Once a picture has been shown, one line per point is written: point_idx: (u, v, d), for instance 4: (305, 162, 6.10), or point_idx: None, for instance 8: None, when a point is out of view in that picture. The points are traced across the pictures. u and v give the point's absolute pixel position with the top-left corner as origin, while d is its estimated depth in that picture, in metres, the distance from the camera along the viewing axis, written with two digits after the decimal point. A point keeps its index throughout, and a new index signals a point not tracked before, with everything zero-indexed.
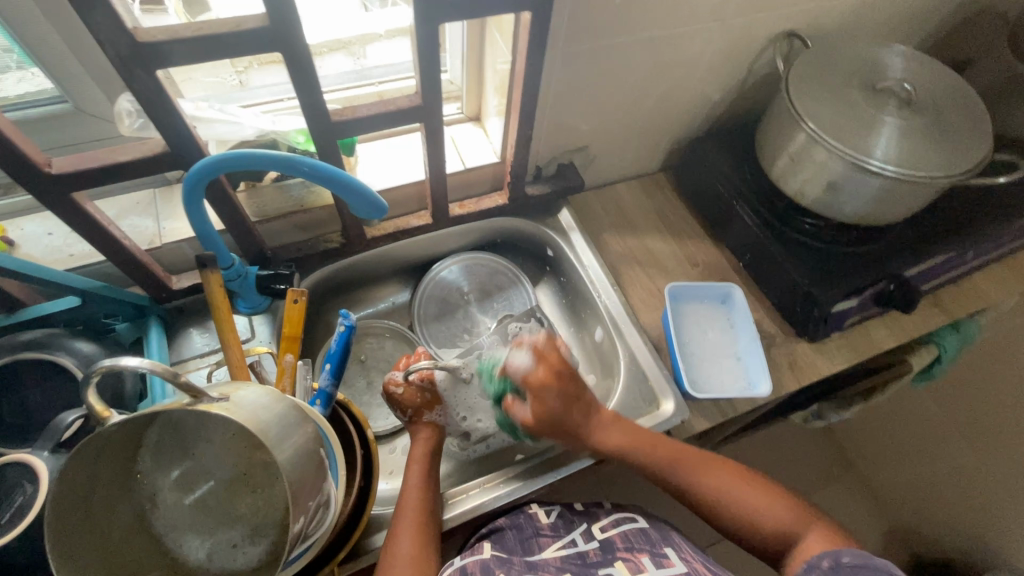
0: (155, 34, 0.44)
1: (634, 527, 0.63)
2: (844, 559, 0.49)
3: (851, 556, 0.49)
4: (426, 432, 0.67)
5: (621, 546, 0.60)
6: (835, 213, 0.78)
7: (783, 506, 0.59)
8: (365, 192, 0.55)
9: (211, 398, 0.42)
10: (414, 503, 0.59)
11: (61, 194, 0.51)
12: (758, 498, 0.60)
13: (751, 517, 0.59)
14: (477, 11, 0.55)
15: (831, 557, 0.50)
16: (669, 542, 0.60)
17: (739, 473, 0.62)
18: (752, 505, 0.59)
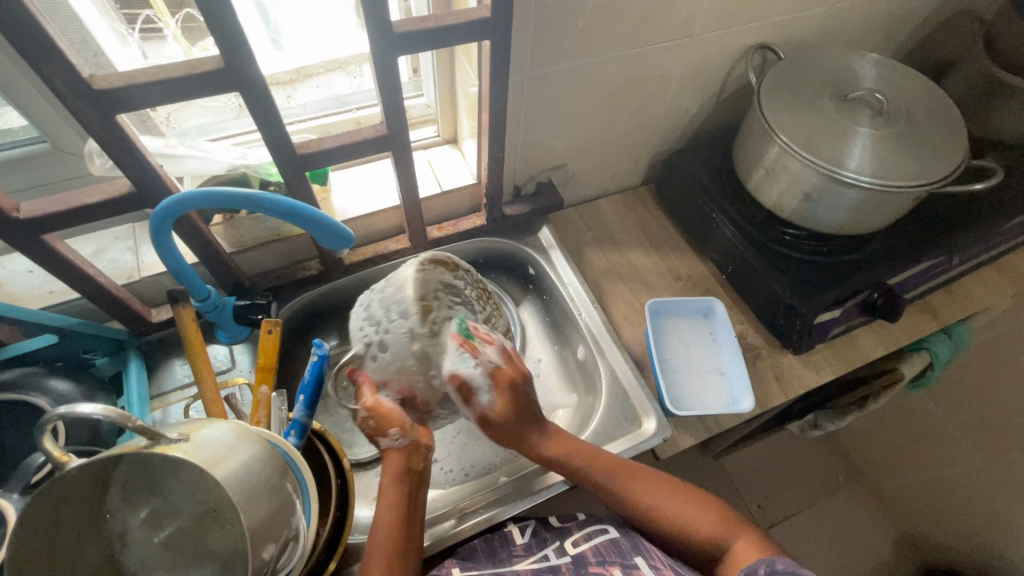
0: (112, 81, 0.45)
1: (606, 538, 0.64)
2: (777, 566, 0.51)
3: (784, 563, 0.52)
4: (393, 458, 0.58)
5: (594, 561, 0.61)
6: (813, 224, 0.78)
7: (709, 514, 0.61)
8: (330, 224, 0.56)
9: (169, 440, 0.43)
10: (384, 531, 0.56)
11: (30, 237, 0.52)
12: (694, 506, 0.61)
13: (676, 522, 0.61)
14: (437, 40, 0.56)
15: (768, 564, 0.52)
16: (639, 549, 0.61)
17: (666, 483, 0.64)
18: (680, 516, 0.61)
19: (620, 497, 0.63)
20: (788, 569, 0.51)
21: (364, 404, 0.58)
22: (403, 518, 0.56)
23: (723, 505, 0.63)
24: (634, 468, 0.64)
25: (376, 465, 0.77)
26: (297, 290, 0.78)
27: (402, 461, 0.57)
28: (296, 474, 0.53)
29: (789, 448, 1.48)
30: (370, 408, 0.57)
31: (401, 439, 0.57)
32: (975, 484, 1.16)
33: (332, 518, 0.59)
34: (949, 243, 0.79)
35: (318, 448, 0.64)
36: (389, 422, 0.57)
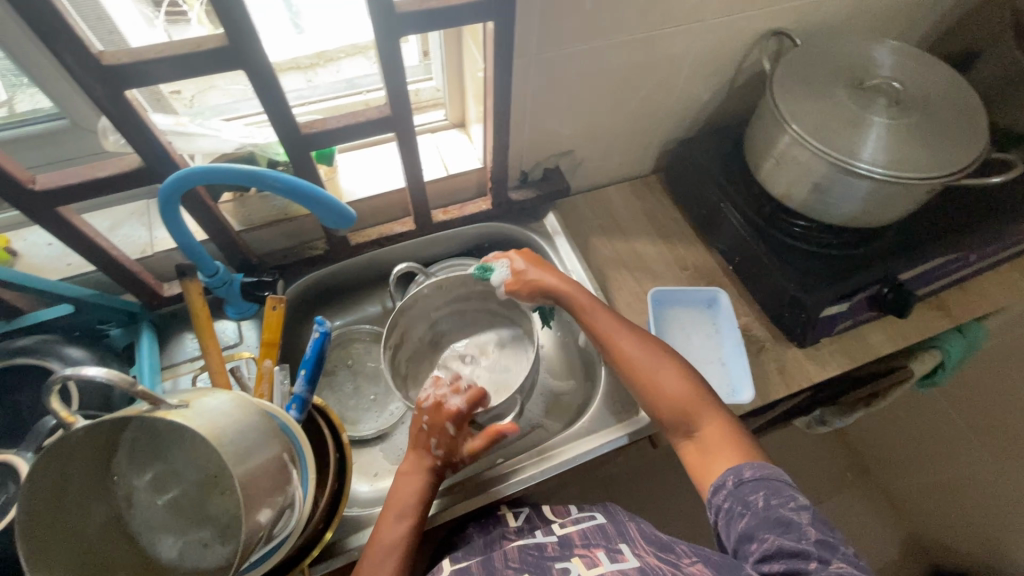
0: (120, 57, 0.46)
1: (593, 523, 0.64)
2: (745, 474, 0.54)
3: (751, 469, 0.54)
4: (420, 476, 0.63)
5: (579, 543, 0.61)
6: (823, 216, 0.76)
7: (687, 386, 0.63)
8: (332, 204, 0.57)
9: (170, 405, 0.44)
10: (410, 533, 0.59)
11: (46, 209, 0.54)
12: (676, 377, 0.64)
13: (669, 399, 0.62)
14: (439, 21, 0.56)
15: (735, 474, 0.54)
16: (625, 538, 0.61)
17: (675, 364, 0.65)
18: (673, 393, 0.62)
19: (622, 356, 0.67)
20: (753, 476, 0.53)
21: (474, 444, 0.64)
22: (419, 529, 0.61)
23: (706, 387, 0.64)
24: (660, 348, 0.67)
25: (377, 442, 0.78)
26: (304, 269, 0.80)
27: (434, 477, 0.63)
28: (294, 444, 0.54)
29: (798, 444, 1.47)
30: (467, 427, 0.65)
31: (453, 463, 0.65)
32: (987, 487, 1.13)
33: (330, 490, 0.60)
34: (966, 238, 0.77)
35: (319, 423, 0.65)
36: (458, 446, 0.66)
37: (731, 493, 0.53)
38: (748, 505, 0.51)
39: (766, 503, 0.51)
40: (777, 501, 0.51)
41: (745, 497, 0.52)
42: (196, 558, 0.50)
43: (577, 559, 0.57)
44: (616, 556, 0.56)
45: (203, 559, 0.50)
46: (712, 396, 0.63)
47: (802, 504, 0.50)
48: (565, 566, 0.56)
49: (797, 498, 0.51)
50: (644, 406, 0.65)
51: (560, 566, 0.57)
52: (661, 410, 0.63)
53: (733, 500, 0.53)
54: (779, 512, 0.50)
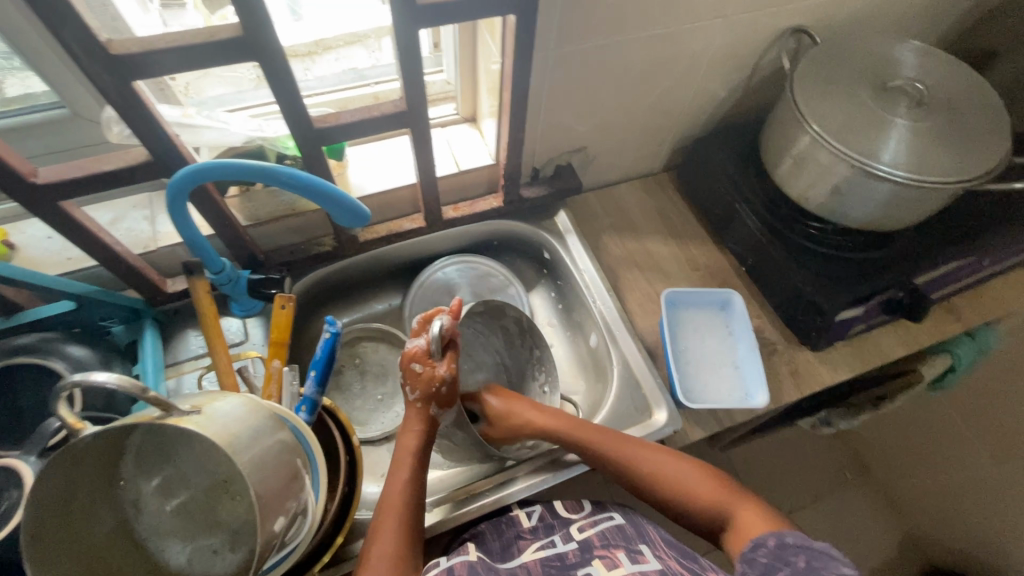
0: (129, 46, 0.44)
1: (611, 524, 0.64)
2: (787, 539, 0.51)
3: (793, 536, 0.51)
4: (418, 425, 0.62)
5: (599, 545, 0.60)
6: (841, 218, 0.75)
7: (702, 477, 0.62)
8: (347, 201, 0.55)
9: (182, 411, 0.42)
10: (399, 500, 0.58)
11: (48, 203, 0.52)
12: (686, 471, 0.62)
13: (692, 496, 0.61)
14: (459, 13, 0.54)
15: (776, 537, 0.52)
16: (644, 539, 0.61)
17: (681, 457, 0.64)
18: (696, 489, 0.61)
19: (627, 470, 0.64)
20: (796, 542, 0.50)
21: (450, 370, 0.61)
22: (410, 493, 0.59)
23: (718, 471, 0.63)
24: (667, 450, 0.65)
25: (386, 441, 0.77)
26: (311, 266, 0.78)
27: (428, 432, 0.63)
28: (305, 448, 0.53)
29: (799, 443, 1.47)
30: (449, 379, 0.61)
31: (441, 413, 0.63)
32: (988, 489, 1.14)
33: (341, 493, 0.59)
34: (983, 243, 0.76)
35: (328, 424, 0.64)
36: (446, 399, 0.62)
37: (770, 552, 0.50)
38: (788, 565, 0.48)
39: (808, 565, 0.47)
40: (819, 563, 0.47)
41: (788, 559, 0.49)
42: (205, 565, 0.49)
43: (597, 562, 0.57)
44: (637, 557, 0.57)
45: (212, 567, 0.49)
46: (720, 474, 0.62)
47: (848, 568, 0.46)
48: (587, 571, 0.56)
49: (847, 564, 0.47)
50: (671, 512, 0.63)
51: (583, 571, 0.57)
52: (689, 509, 0.61)
53: (772, 557, 0.50)
54: (821, 574, 0.46)
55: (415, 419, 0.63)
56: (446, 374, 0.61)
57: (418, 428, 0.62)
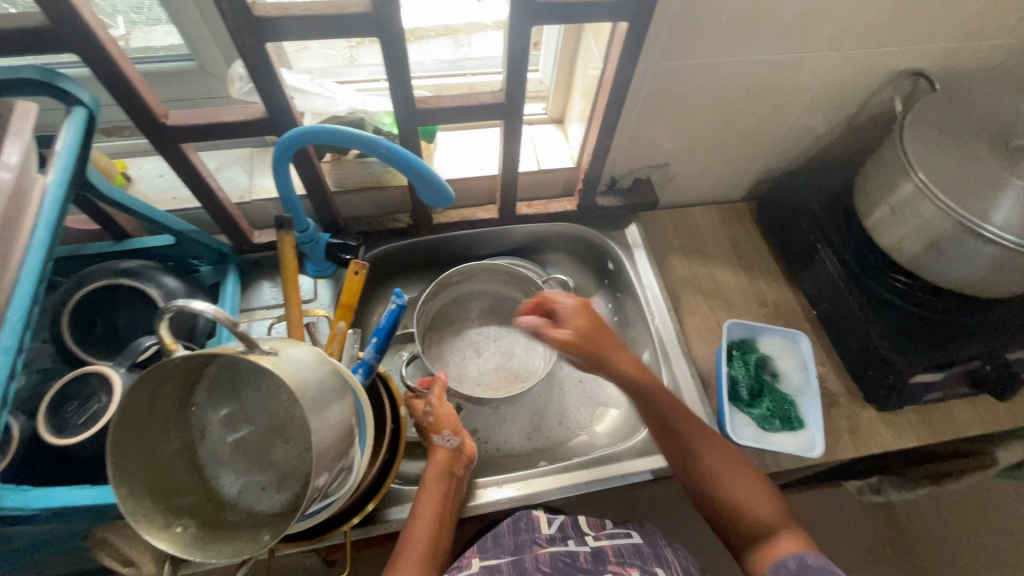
0: (270, 10, 0.48)
1: (629, 542, 0.63)
2: (809, 561, 0.52)
3: (815, 558, 0.52)
4: (437, 455, 0.64)
5: (613, 560, 0.59)
6: (934, 276, 0.70)
7: (770, 502, 0.58)
8: (434, 180, 0.58)
9: (262, 350, 0.45)
10: (428, 517, 0.59)
11: (172, 143, 0.57)
12: (755, 487, 0.59)
13: (748, 517, 0.57)
14: (572, 17, 0.54)
15: (797, 557, 0.52)
16: (660, 562, 0.60)
17: (762, 482, 0.60)
18: (753, 505, 0.58)
19: (721, 480, 0.59)
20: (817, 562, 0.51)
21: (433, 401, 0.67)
22: (440, 517, 0.60)
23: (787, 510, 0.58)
24: (740, 461, 0.61)
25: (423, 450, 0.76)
26: (385, 239, 0.81)
27: (449, 463, 0.64)
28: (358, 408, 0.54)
29: None
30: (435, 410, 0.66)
31: (454, 441, 0.65)
32: None
33: (382, 458, 0.61)
34: None
35: (380, 392, 0.66)
36: (443, 423, 0.66)
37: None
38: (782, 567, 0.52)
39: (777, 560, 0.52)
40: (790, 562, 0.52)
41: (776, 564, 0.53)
42: (252, 501, 0.51)
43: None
44: None
45: (258, 503, 0.51)
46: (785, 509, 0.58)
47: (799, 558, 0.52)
48: None
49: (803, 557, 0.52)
50: (718, 524, 0.60)
51: None
52: (746, 528, 0.57)
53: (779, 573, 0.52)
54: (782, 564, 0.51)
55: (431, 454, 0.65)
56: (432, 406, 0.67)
57: (435, 460, 0.64)
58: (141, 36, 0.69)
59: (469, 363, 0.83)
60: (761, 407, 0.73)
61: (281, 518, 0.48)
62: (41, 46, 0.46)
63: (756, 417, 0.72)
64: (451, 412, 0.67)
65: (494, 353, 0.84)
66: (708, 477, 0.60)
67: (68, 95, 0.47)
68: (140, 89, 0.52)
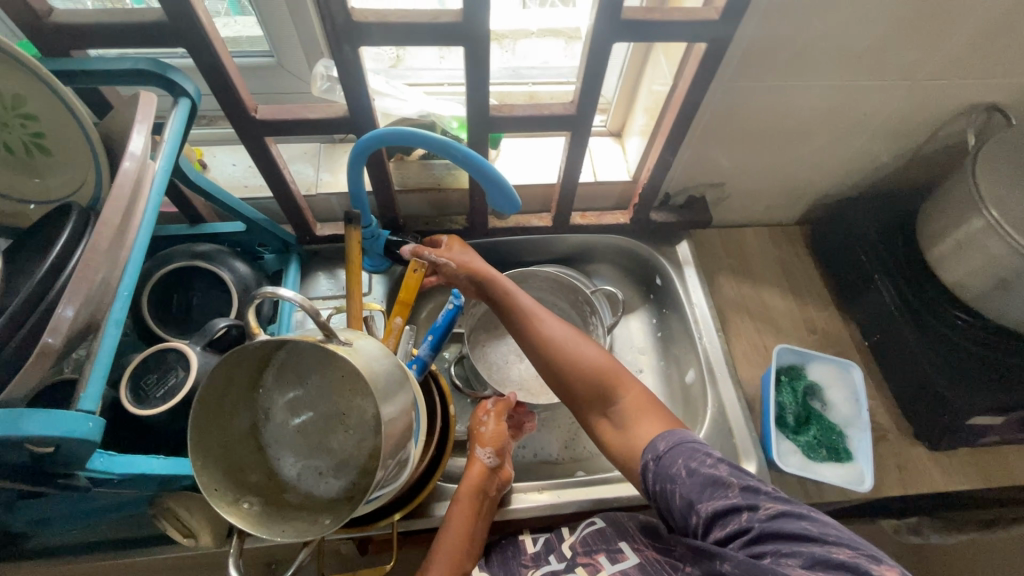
0: (367, 16, 0.50)
1: (592, 528, 0.63)
2: (661, 448, 0.54)
3: (667, 436, 0.55)
4: (475, 469, 0.65)
5: (581, 552, 0.61)
6: (1001, 315, 0.68)
7: (602, 359, 0.63)
8: (503, 185, 0.60)
9: (338, 341, 0.46)
10: (457, 533, 0.60)
11: (257, 135, 0.60)
12: (596, 354, 0.63)
13: (585, 376, 0.62)
14: (651, 35, 0.55)
15: (654, 449, 0.54)
16: (624, 534, 0.61)
17: (582, 337, 0.65)
18: (591, 365, 0.62)
19: (543, 338, 0.64)
20: (667, 447, 0.54)
21: (489, 415, 0.70)
22: (469, 536, 0.61)
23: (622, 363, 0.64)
24: (625, 373, 0.63)
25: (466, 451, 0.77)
26: None
27: (483, 480, 0.64)
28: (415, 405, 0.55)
29: None
30: (489, 423, 0.69)
31: (494, 460, 0.65)
32: None
33: (430, 453, 0.63)
34: None
35: (430, 389, 0.68)
36: (490, 439, 0.67)
37: (656, 472, 0.53)
38: (674, 478, 0.51)
39: (694, 466, 0.51)
40: (695, 464, 0.51)
41: (669, 472, 0.52)
42: (310, 484, 0.53)
43: (580, 570, 0.59)
44: (617, 557, 0.58)
45: (316, 487, 0.53)
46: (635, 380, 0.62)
47: (717, 458, 0.51)
48: None
49: (711, 455, 0.52)
50: (556, 387, 0.64)
51: None
52: (580, 385, 0.62)
53: (662, 477, 0.52)
54: (704, 473, 0.50)
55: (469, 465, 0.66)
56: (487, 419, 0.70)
57: (472, 474, 0.64)
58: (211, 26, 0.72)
59: (511, 368, 0.84)
60: (807, 434, 0.72)
61: (339, 505, 0.50)
62: (156, 41, 0.49)
63: (802, 445, 0.71)
64: (500, 430, 0.69)
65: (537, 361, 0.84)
66: (528, 332, 0.64)
67: (176, 86, 0.50)
68: (237, 85, 0.55)
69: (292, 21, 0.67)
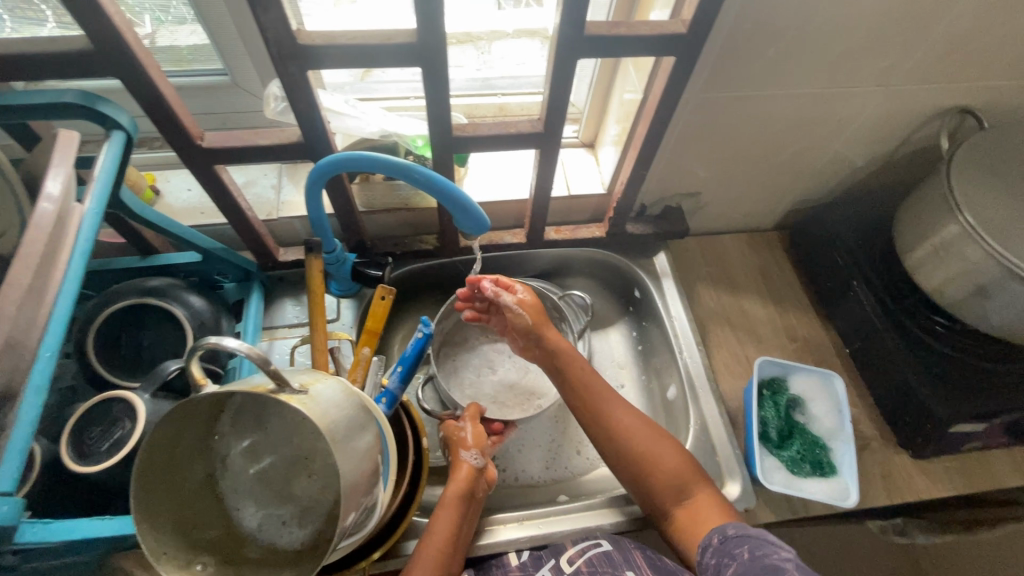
0: (314, 38, 0.47)
1: (599, 550, 0.62)
2: (729, 531, 0.52)
3: (734, 528, 0.53)
4: (461, 471, 0.63)
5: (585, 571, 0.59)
6: (979, 322, 0.68)
7: (674, 451, 0.62)
8: (470, 208, 0.57)
9: (292, 389, 0.43)
10: (444, 532, 0.57)
11: (205, 164, 0.56)
12: (667, 446, 0.62)
13: (660, 469, 0.61)
14: (617, 50, 0.53)
15: (720, 533, 0.53)
16: (631, 564, 0.59)
17: (663, 435, 0.64)
18: (663, 461, 0.61)
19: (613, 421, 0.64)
20: (737, 533, 0.51)
21: (469, 416, 0.70)
22: (457, 533, 0.58)
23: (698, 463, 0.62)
24: (701, 471, 0.62)
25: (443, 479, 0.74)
26: (409, 259, 0.79)
27: (471, 480, 0.63)
28: (383, 445, 0.52)
29: None
30: (471, 424, 0.68)
31: (480, 461, 0.65)
32: None
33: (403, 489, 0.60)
34: None
35: (400, 419, 0.65)
36: (474, 440, 0.66)
37: (715, 551, 0.51)
38: (733, 557, 0.49)
39: (752, 553, 0.48)
40: (762, 551, 0.47)
41: (731, 551, 0.50)
42: (272, 535, 0.50)
43: None
44: None
45: (279, 538, 0.50)
46: (701, 473, 0.61)
47: (789, 556, 0.46)
48: None
49: (785, 553, 0.47)
50: (626, 471, 0.63)
51: None
52: (653, 475, 0.61)
53: (718, 556, 0.51)
54: (765, 560, 0.46)
55: (454, 467, 0.64)
56: (467, 421, 0.69)
57: (460, 475, 0.63)
58: (175, 31, 0.66)
59: (483, 382, 0.81)
60: (792, 449, 0.70)
61: (303, 557, 0.47)
62: (84, 70, 0.46)
63: (786, 460, 0.70)
64: (482, 431, 0.68)
65: (510, 374, 0.82)
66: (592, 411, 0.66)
67: (107, 118, 0.46)
68: (178, 112, 0.51)
69: (242, 42, 0.63)
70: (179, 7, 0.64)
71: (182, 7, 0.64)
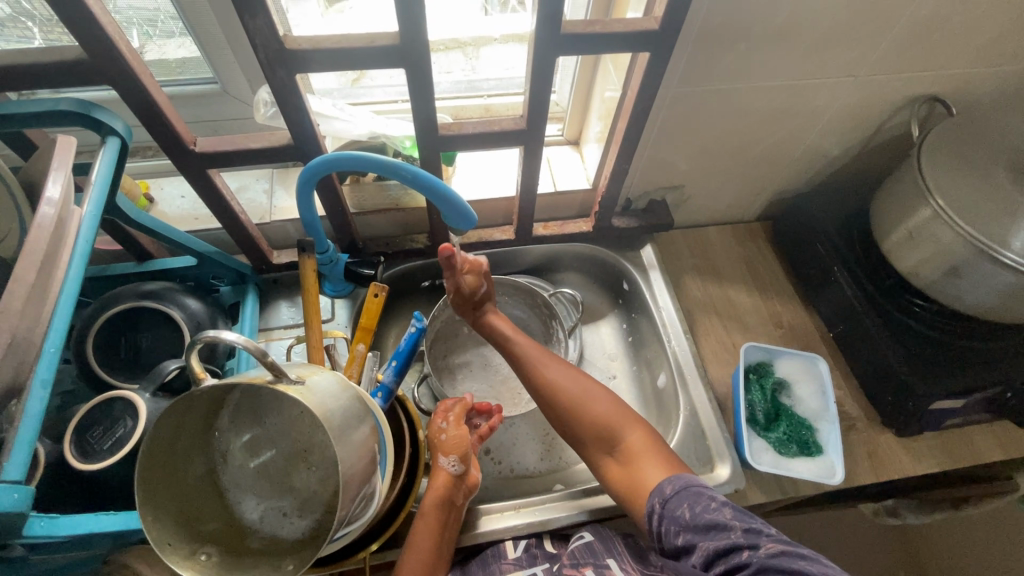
0: (300, 42, 0.48)
1: (581, 542, 0.64)
2: (666, 491, 0.55)
3: (671, 484, 0.56)
4: (439, 479, 0.62)
5: (567, 564, 0.62)
6: (954, 301, 0.70)
7: (605, 397, 0.65)
8: (458, 203, 0.59)
9: (289, 380, 0.45)
10: (423, 545, 0.59)
11: (198, 168, 0.58)
12: (598, 393, 0.66)
13: (592, 416, 0.64)
14: (593, 47, 0.55)
15: (660, 493, 0.55)
16: (613, 552, 0.62)
17: (592, 382, 0.67)
18: (595, 407, 0.64)
19: (546, 374, 0.68)
20: (674, 491, 0.55)
21: (450, 419, 0.66)
22: (436, 547, 0.59)
23: (633, 408, 0.65)
24: (633, 416, 0.64)
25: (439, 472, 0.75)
26: (403, 259, 0.81)
27: (448, 489, 0.62)
28: (379, 436, 0.53)
29: None
30: (450, 428, 0.65)
31: (459, 468, 0.63)
32: None
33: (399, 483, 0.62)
34: None
35: (396, 412, 0.67)
36: (452, 448, 0.63)
37: (661, 515, 0.54)
38: (678, 521, 0.53)
39: (693, 513, 0.52)
40: (700, 507, 0.53)
41: (675, 514, 0.53)
42: (274, 526, 0.52)
43: None
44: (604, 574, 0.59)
45: (280, 529, 0.51)
46: (635, 415, 0.64)
47: (721, 502, 0.53)
48: None
49: (715, 497, 0.53)
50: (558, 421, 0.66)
51: None
52: (584, 423, 0.64)
53: (665, 520, 0.54)
54: (706, 518, 0.51)
55: (432, 474, 0.63)
56: (446, 423, 0.66)
57: (437, 484, 0.62)
58: (165, 45, 0.69)
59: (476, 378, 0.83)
60: (778, 431, 0.72)
61: (303, 546, 0.48)
62: (78, 79, 0.47)
63: (773, 442, 0.72)
64: (462, 434, 0.65)
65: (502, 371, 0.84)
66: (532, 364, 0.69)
67: (102, 125, 0.48)
68: (171, 118, 0.53)
69: (230, 51, 0.65)
70: (169, 21, 0.67)
71: (173, 21, 0.67)
